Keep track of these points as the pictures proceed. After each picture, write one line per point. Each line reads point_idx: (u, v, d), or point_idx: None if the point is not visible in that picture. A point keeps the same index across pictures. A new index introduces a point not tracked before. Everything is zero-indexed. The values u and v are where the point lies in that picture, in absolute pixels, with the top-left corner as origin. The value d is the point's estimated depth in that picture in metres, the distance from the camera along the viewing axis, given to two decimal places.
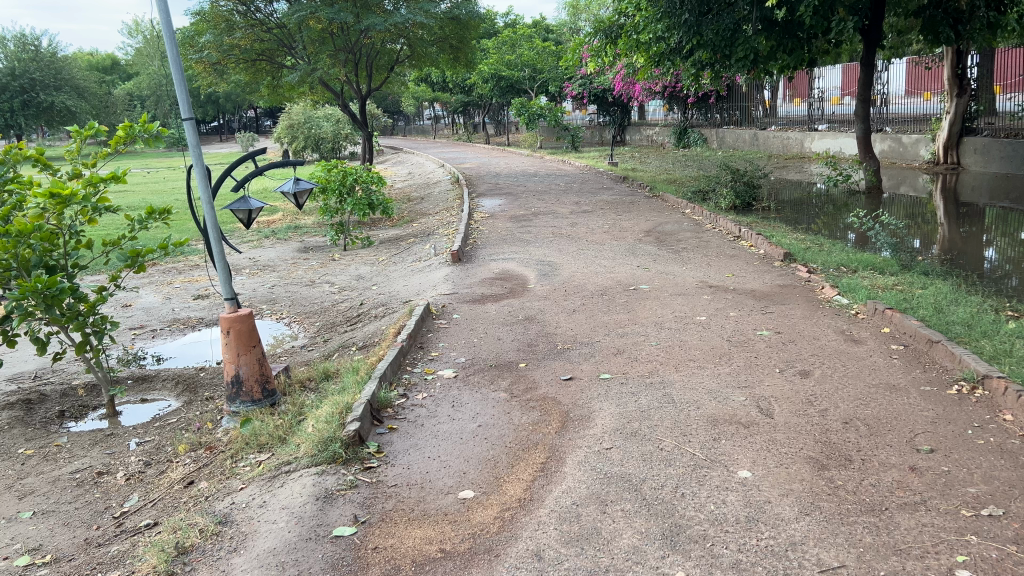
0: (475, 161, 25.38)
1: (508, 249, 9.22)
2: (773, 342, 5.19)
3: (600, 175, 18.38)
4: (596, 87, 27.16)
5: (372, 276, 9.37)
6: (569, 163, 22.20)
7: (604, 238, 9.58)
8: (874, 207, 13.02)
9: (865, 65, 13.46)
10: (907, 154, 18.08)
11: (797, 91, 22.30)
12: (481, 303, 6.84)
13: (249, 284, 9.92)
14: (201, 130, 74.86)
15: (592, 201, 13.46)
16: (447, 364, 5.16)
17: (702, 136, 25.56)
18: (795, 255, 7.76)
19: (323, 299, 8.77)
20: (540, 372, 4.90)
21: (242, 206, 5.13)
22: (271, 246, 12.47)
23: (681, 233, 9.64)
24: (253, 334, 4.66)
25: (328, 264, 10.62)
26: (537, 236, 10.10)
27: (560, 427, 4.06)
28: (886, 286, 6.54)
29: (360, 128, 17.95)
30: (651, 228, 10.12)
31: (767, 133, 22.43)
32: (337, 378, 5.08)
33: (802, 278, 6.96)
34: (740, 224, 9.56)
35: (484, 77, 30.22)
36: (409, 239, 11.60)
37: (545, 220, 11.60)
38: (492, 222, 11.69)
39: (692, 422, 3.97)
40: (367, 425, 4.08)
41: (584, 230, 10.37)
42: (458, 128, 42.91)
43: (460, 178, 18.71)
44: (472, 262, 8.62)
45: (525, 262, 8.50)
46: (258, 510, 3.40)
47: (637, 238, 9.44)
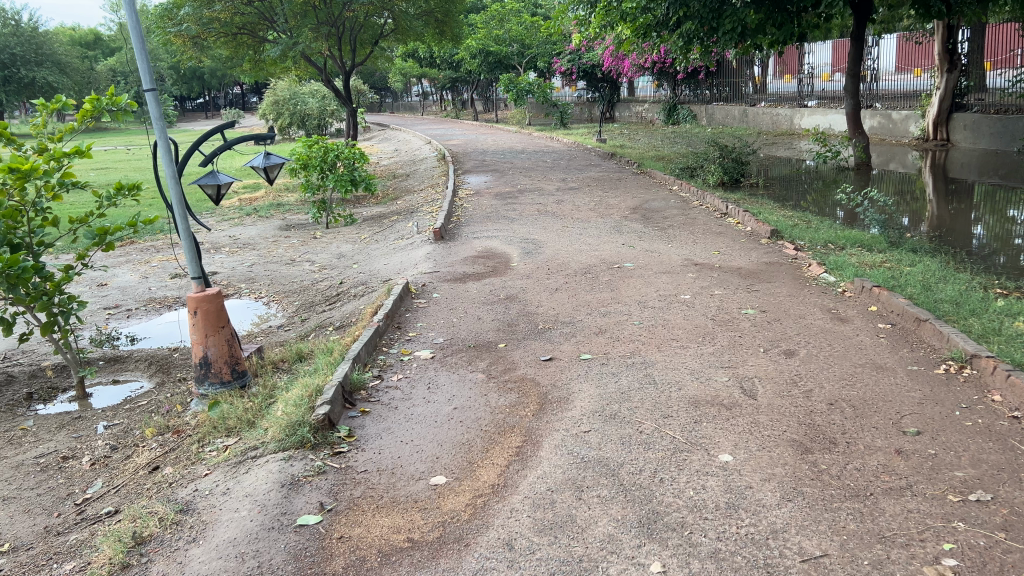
0: (462, 137, 25.14)
1: (492, 227, 9.06)
2: (758, 321, 5.07)
3: (587, 152, 18.18)
4: (584, 62, 26.82)
5: (353, 254, 9.20)
6: (557, 140, 21.99)
7: (589, 215, 9.44)
8: (863, 184, 12.91)
9: (855, 39, 13.29)
10: (896, 131, 17.95)
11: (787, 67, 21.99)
12: (461, 282, 6.70)
13: (228, 262, 9.73)
14: (186, 107, 73.97)
15: (578, 178, 13.31)
16: (424, 344, 5.02)
17: (691, 112, 25.41)
18: (782, 232, 7.64)
19: (303, 278, 8.61)
20: (520, 353, 4.77)
21: (211, 181, 4.96)
22: (253, 224, 12.27)
23: (668, 210, 9.50)
24: (221, 315, 4.51)
25: (310, 242, 10.44)
26: (522, 213, 9.94)
27: (538, 409, 3.93)
28: (874, 264, 6.43)
29: (344, 103, 17.66)
30: (638, 205, 9.98)
31: (756, 109, 22.26)
32: (311, 360, 4.94)
33: (789, 256, 6.85)
34: (727, 201, 9.44)
35: (472, 53, 29.82)
36: (393, 217, 11.43)
37: (531, 197, 11.44)
38: (477, 199, 11.52)
39: (673, 404, 3.85)
40: (338, 408, 3.95)
41: (570, 207, 10.21)
42: (447, 104, 42.48)
43: (446, 155, 18.49)
44: (454, 240, 8.46)
45: (508, 239, 8.36)
46: (220, 498, 3.27)
47: (622, 216, 9.30)
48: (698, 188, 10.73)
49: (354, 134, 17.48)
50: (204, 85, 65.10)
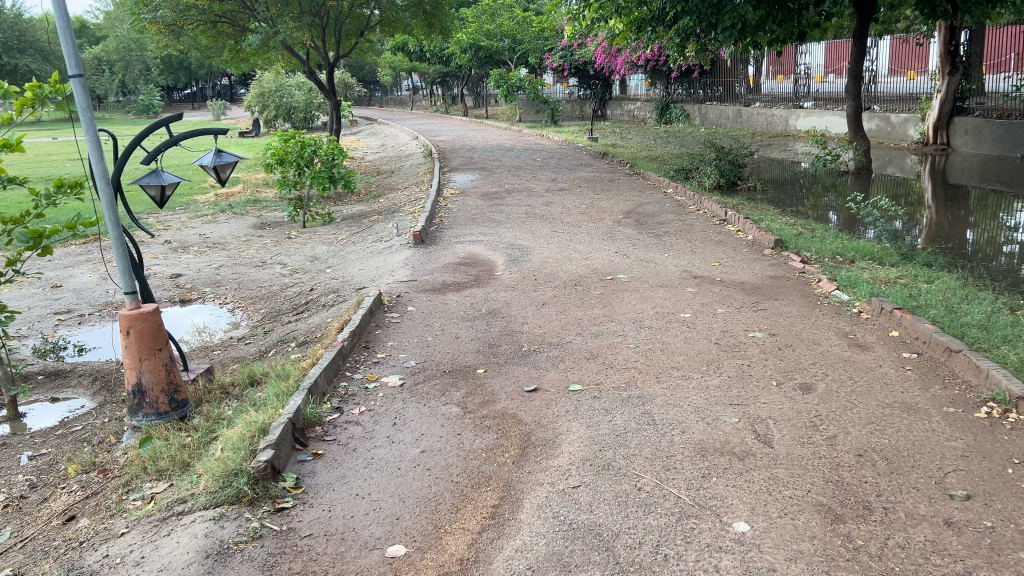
0: (450, 133, 24.58)
1: (476, 230, 8.51)
2: (767, 347, 4.54)
3: (579, 150, 17.65)
4: (576, 59, 26.31)
5: (327, 257, 8.61)
6: (547, 137, 21.46)
7: (580, 219, 8.90)
8: (864, 189, 12.42)
9: (858, 39, 12.77)
10: (894, 134, 17.49)
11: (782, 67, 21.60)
12: (440, 292, 6.14)
13: (194, 263, 9.13)
14: (173, 96, 73.06)
15: (569, 178, 12.77)
16: (393, 369, 4.45)
17: (684, 111, 24.96)
18: (786, 242, 7.13)
19: (272, 283, 8.03)
20: (500, 381, 4.22)
21: (153, 181, 4.37)
22: (226, 222, 11.68)
23: (663, 215, 8.97)
24: (158, 335, 3.94)
25: (284, 243, 9.85)
26: (509, 216, 9.39)
27: (519, 455, 3.38)
28: (890, 280, 5.91)
29: (328, 96, 17.00)
30: (632, 209, 9.45)
31: (751, 109, 21.79)
32: (264, 385, 4.36)
33: (796, 269, 6.32)
34: (726, 207, 8.92)
35: (462, 47, 29.14)
36: (373, 216, 10.85)
37: (518, 198, 10.89)
38: (462, 199, 10.96)
39: (676, 453, 3.31)
40: (286, 451, 3.39)
41: (559, 210, 9.66)
42: (436, 99, 41.86)
43: (433, 151, 17.89)
44: (435, 244, 7.90)
45: (493, 244, 7.80)
46: (132, 570, 2.71)
47: (614, 220, 8.76)
48: (694, 192, 10.22)
49: (337, 128, 16.81)
50: (192, 76, 64.23)
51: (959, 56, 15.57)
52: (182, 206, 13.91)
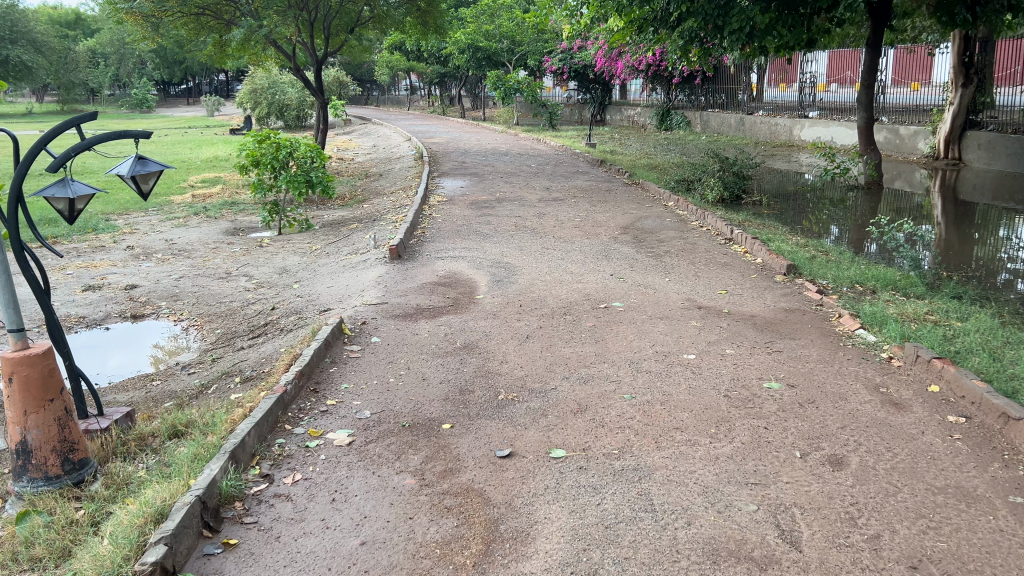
0: (445, 135, 23.87)
1: (460, 244, 7.82)
2: (787, 403, 3.85)
3: (575, 157, 16.99)
4: (577, 61, 25.65)
5: (297, 270, 7.93)
6: (544, 142, 20.82)
7: (573, 235, 8.21)
8: (875, 205, 11.75)
9: (872, 46, 12.11)
10: (903, 147, 16.83)
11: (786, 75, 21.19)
12: (412, 319, 5.44)
13: (154, 272, 8.44)
14: (169, 91, 72.40)
15: (564, 187, 12.11)
16: (342, 422, 3.75)
17: (684, 118, 24.36)
18: (800, 268, 6.44)
19: (234, 298, 7.35)
20: (468, 441, 3.52)
21: (59, 194, 3.68)
22: (198, 227, 10.99)
23: (663, 231, 8.31)
24: (50, 383, 3.23)
25: (254, 252, 9.15)
26: (497, 228, 8.70)
27: (481, 553, 2.69)
28: (920, 317, 5.22)
29: (315, 94, 16.26)
30: (630, 224, 8.77)
31: (753, 118, 21.15)
32: (186, 439, 3.65)
33: (813, 301, 5.63)
34: (732, 224, 8.25)
35: (460, 48, 28.43)
36: (353, 224, 10.16)
37: (509, 208, 10.20)
38: (449, 207, 10.27)
39: (681, 557, 2.62)
40: (187, 543, 2.69)
41: (552, 223, 8.98)
42: (434, 100, 41.20)
43: (424, 154, 17.19)
44: (413, 259, 7.21)
45: (476, 262, 7.10)
46: None
47: (611, 236, 8.08)
48: (696, 206, 9.55)
49: (324, 128, 16.06)
50: (187, 70, 63.56)
51: (973, 67, 14.94)
52: (156, 207, 13.23)
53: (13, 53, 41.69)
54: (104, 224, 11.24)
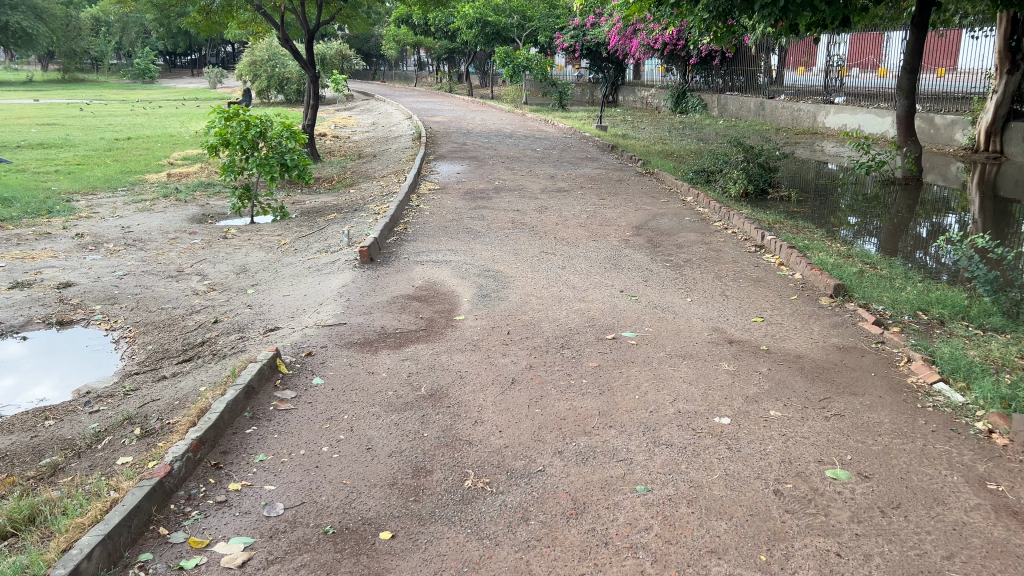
0: (448, 114, 22.73)
1: (446, 244, 6.75)
2: (865, 509, 2.76)
3: (584, 141, 15.85)
4: (589, 39, 24.37)
5: (257, 270, 6.89)
6: (552, 124, 19.67)
7: (576, 236, 7.10)
8: (913, 201, 10.60)
9: (917, 27, 10.88)
10: (938, 137, 15.53)
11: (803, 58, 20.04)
12: (370, 348, 4.35)
13: (98, 266, 7.39)
14: (175, 63, 71.20)
15: (570, 175, 11.02)
16: (240, 524, 2.69)
17: (701, 101, 23.21)
18: (849, 287, 5.34)
19: (179, 303, 6.30)
20: (411, 568, 2.44)
21: None
22: (163, 212, 9.93)
23: (682, 233, 7.22)
24: None
25: (216, 244, 8.08)
26: (491, 224, 7.60)
27: None
28: (1012, 365, 4.10)
29: (305, 67, 15.09)
30: (642, 223, 7.66)
31: (774, 102, 19.91)
32: (21, 547, 2.60)
33: (872, 336, 4.52)
34: (761, 227, 7.12)
35: (469, 22, 27.17)
36: (331, 214, 9.08)
37: (507, 200, 9.10)
38: (439, 197, 9.18)
39: None
40: None
41: (553, 219, 7.88)
42: (442, 76, 39.87)
43: (423, 134, 16.06)
44: (387, 262, 6.14)
45: (462, 269, 6.00)
46: None
47: (621, 239, 6.98)
48: (718, 202, 8.43)
49: (314, 103, 14.88)
50: (193, 41, 62.30)
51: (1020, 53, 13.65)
52: (127, 187, 12.18)
53: (13, 19, 40.70)
54: (62, 206, 10.22)
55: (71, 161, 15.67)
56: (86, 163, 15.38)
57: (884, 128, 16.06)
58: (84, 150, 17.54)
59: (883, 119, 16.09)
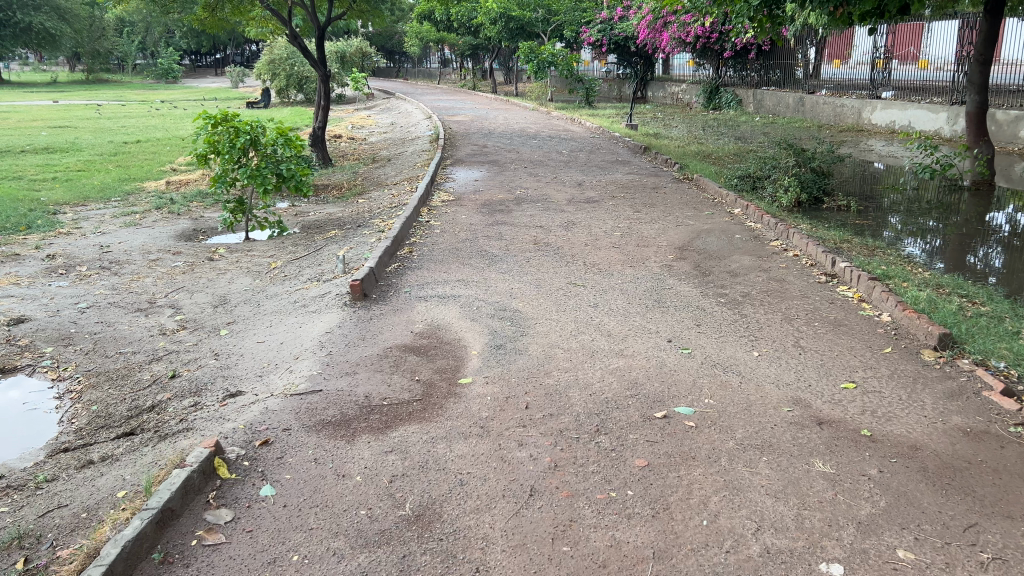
0: (469, 113, 21.73)
1: (456, 271, 5.75)
2: None
3: (614, 142, 14.77)
4: (617, 33, 23.25)
5: (238, 304, 5.93)
6: (578, 122, 18.60)
7: (610, 261, 6.05)
8: (989, 206, 9.36)
9: (991, 13, 9.69)
10: (1002, 135, 13.76)
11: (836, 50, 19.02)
12: (346, 432, 3.34)
13: (62, 295, 6.45)
14: (200, 63, 71.01)
15: (600, 182, 9.97)
16: None
17: (735, 97, 22.02)
18: (959, 335, 4.23)
19: (141, 346, 5.34)
20: None
21: None
22: (152, 227, 9.02)
23: (734, 256, 6.15)
24: None
25: (199, 267, 7.13)
26: (510, 245, 6.57)
27: None
28: None
29: (316, 66, 14.14)
30: (685, 243, 6.59)
31: (815, 97, 18.64)
32: None
33: (1010, 415, 3.40)
34: (828, 249, 6.02)
35: (492, 17, 26.15)
36: (332, 230, 8.11)
37: (530, 212, 8.07)
38: (453, 210, 8.19)
39: None
40: None
41: (581, 238, 6.84)
42: (465, 73, 38.94)
43: (441, 136, 15.07)
44: (384, 298, 5.14)
45: (471, 307, 4.97)
46: None
47: (663, 265, 5.91)
48: (771, 216, 7.33)
49: (324, 104, 13.93)
50: (217, 42, 61.90)
51: None
52: (121, 196, 11.33)
53: (37, 20, 40.45)
54: (44, 219, 9.37)
55: (72, 166, 14.88)
56: (87, 169, 14.57)
57: (939, 125, 14.72)
58: (89, 155, 16.78)
59: (937, 114, 14.77)
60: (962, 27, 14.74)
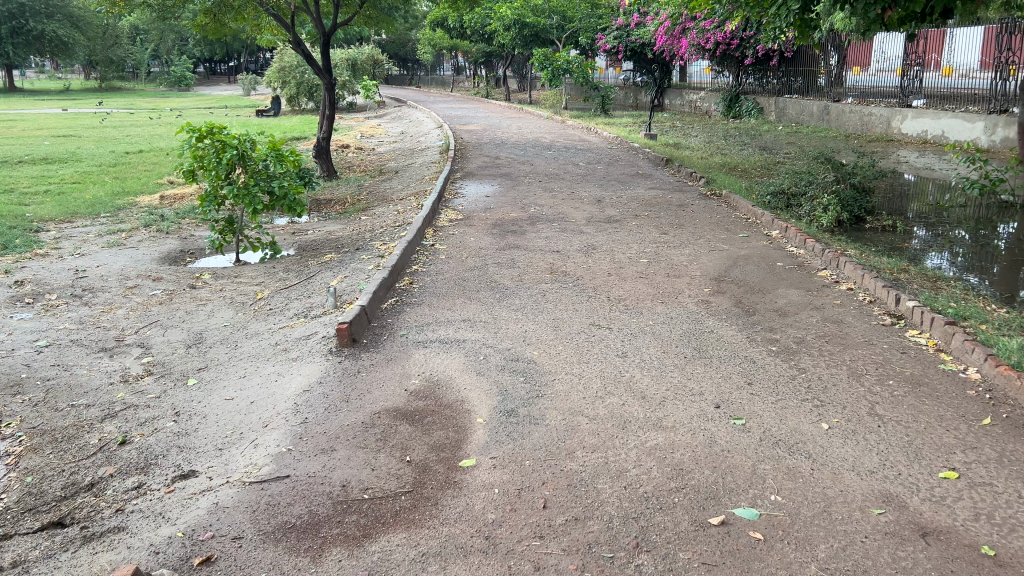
0: (482, 122, 21.03)
1: (462, 307, 5.02)
2: None
3: (633, 153, 14.02)
4: (634, 39, 22.54)
5: (214, 344, 5.20)
6: (595, 131, 17.85)
7: (637, 295, 5.29)
8: None
9: None
10: None
11: (854, 57, 18.21)
12: (313, 545, 2.61)
13: (20, 330, 5.74)
14: (214, 70, 70.84)
15: (621, 197, 9.23)
16: None
17: (756, 105, 21.23)
18: None
19: (97, 396, 4.60)
20: None
21: None
22: (136, 247, 8.33)
23: (779, 290, 5.40)
24: None
25: (178, 296, 6.43)
26: (523, 274, 5.83)
27: None
28: None
29: (320, 74, 13.44)
30: (722, 273, 5.83)
31: (841, 105, 17.81)
32: None
33: None
34: (888, 283, 5.25)
35: (506, 24, 25.24)
36: (328, 252, 7.39)
37: (545, 234, 7.33)
38: (461, 230, 7.48)
39: None
40: None
41: (604, 266, 6.10)
42: (478, 81, 38.30)
43: (451, 146, 14.37)
44: (377, 344, 4.40)
45: (477, 355, 4.23)
46: None
47: (699, 301, 5.16)
48: (815, 240, 6.56)
49: (329, 114, 13.23)
50: (230, 50, 61.59)
51: None
52: (111, 212, 10.66)
53: (49, 27, 40.07)
54: (22, 238, 8.69)
55: (67, 178, 14.23)
56: (82, 181, 13.93)
57: (976, 134, 13.88)
58: (88, 166, 16.17)
59: (974, 124, 13.95)
60: (999, 31, 13.93)
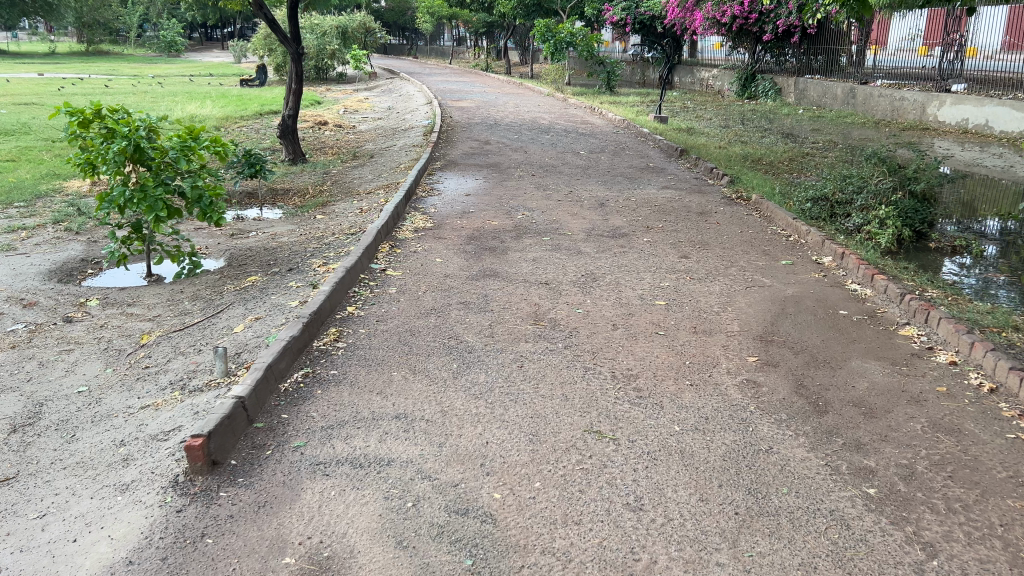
0: (477, 97, 19.31)
1: (394, 391, 3.43)
2: None
3: (642, 140, 12.36)
4: (642, 12, 20.81)
5: (42, 430, 3.59)
6: (599, 112, 16.13)
7: (654, 369, 3.71)
8: None
9: None
10: None
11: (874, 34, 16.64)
12: None
13: None
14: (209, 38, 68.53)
15: (628, 200, 7.64)
16: None
17: (774, 85, 19.49)
18: None
19: None
20: None
21: None
22: (30, 253, 6.71)
23: (852, 364, 3.81)
24: None
25: (43, 335, 4.85)
26: (494, 325, 4.26)
27: None
28: None
29: (286, 42, 11.71)
30: (770, 329, 4.24)
31: (869, 87, 16.03)
32: None
33: None
34: (1014, 360, 3.65)
35: None
36: (256, 272, 5.80)
37: (533, 254, 5.74)
38: (426, 246, 5.89)
39: None
40: None
41: (607, 311, 4.51)
42: (477, 52, 36.41)
43: (436, 128, 12.72)
44: (249, 473, 2.81)
45: (402, 502, 2.64)
46: None
47: (745, 383, 3.58)
48: (886, 276, 4.96)
49: (295, 88, 11.51)
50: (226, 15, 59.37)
51: None
52: (27, 200, 9.02)
53: None
54: None
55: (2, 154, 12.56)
56: (18, 158, 12.25)
57: None
58: (34, 140, 14.50)
59: None
60: None
